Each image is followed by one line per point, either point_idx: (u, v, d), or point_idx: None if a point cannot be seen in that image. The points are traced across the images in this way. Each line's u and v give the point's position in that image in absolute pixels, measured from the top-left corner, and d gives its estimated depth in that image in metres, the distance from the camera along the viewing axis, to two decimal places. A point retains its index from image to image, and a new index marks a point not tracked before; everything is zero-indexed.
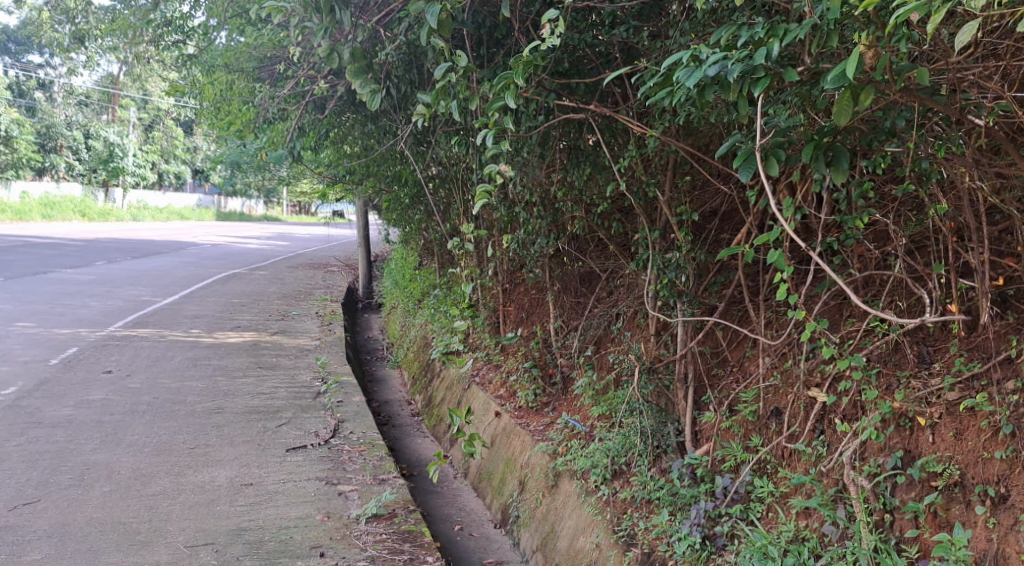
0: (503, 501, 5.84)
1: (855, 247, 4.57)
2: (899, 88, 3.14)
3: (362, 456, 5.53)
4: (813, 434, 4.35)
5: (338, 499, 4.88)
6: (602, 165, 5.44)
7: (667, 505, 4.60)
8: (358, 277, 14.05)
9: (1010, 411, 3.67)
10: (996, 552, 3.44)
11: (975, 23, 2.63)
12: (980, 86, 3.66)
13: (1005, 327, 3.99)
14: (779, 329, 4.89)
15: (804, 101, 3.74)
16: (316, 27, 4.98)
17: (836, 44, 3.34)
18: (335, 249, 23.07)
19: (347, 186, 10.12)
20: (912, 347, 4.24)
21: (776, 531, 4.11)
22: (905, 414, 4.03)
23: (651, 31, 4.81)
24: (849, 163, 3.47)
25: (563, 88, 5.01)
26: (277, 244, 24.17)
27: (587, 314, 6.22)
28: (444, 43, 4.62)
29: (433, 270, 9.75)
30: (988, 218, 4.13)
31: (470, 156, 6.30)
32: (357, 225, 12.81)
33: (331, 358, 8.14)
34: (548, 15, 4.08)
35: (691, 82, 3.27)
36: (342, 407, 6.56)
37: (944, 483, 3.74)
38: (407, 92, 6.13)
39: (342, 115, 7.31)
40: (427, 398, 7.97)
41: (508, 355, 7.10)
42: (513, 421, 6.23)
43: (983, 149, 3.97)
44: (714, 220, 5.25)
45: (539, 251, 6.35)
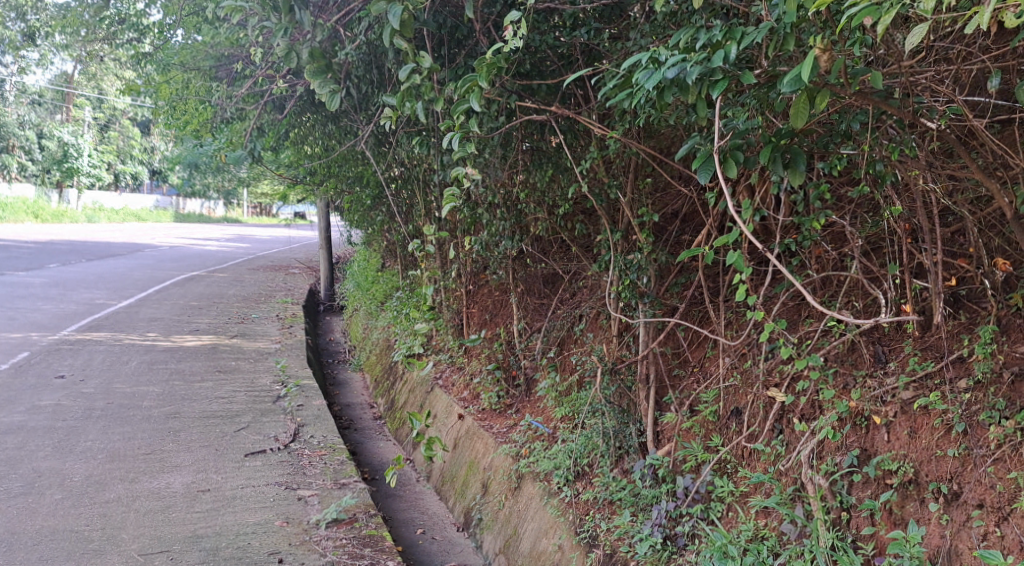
0: (466, 503, 5.81)
1: (813, 248, 4.63)
2: (854, 91, 3.20)
3: (323, 460, 5.47)
4: (771, 434, 4.40)
5: (297, 504, 4.82)
6: (565, 166, 5.47)
7: (629, 505, 4.63)
8: (320, 279, 13.92)
9: (962, 409, 3.76)
10: (949, 548, 3.52)
11: (925, 26, 2.70)
12: (933, 90, 3.74)
13: (958, 326, 4.07)
14: (739, 329, 4.93)
15: (762, 104, 3.79)
16: (274, 26, 4.91)
17: (793, 47, 3.40)
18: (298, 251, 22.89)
19: (308, 187, 9.99)
20: (868, 346, 4.30)
21: (736, 531, 4.15)
22: (861, 413, 4.09)
23: (613, 33, 4.81)
24: (806, 165, 3.52)
25: (525, 89, 5.00)
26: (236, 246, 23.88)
27: (551, 315, 6.23)
28: (405, 43, 4.58)
29: (396, 272, 9.69)
30: (942, 220, 4.21)
31: (431, 156, 6.26)
32: (319, 227, 12.69)
33: (292, 362, 8.01)
34: (510, 16, 4.09)
35: (650, 83, 3.30)
36: (302, 411, 6.47)
37: (899, 480, 3.81)
38: (367, 93, 6.08)
39: (302, 115, 7.22)
40: (390, 401, 7.91)
41: (471, 357, 7.06)
42: (476, 423, 6.21)
43: (937, 152, 4.06)
44: (676, 221, 5.28)
45: (503, 253, 6.29)
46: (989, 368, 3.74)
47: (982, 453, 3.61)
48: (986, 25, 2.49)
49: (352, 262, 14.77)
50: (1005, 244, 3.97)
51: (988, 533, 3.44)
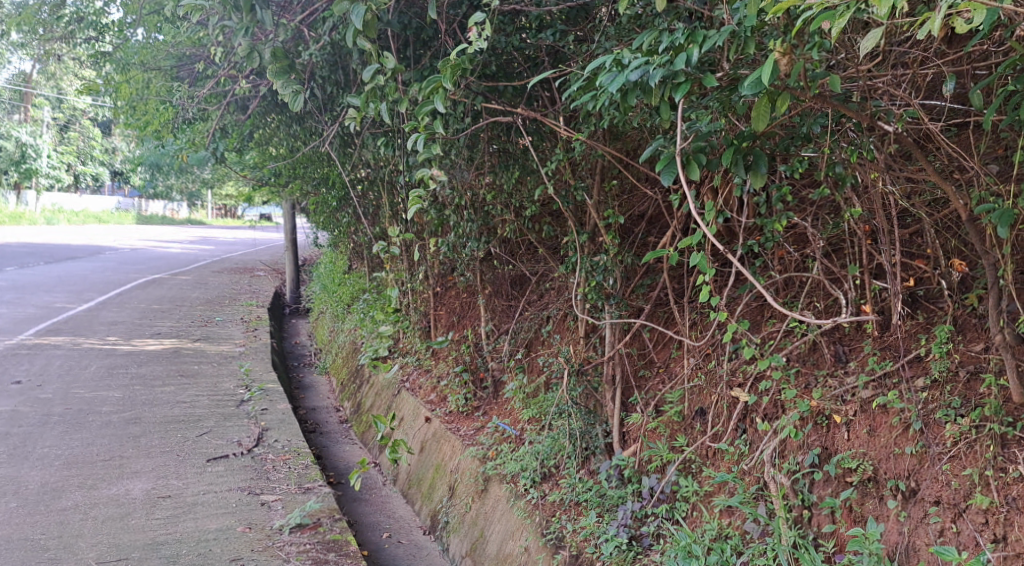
0: (432, 507, 5.79)
1: (776, 250, 4.68)
2: (813, 94, 3.26)
3: (287, 465, 5.41)
4: (735, 433, 4.44)
5: (260, 509, 4.76)
6: (531, 169, 5.47)
7: (595, 506, 4.64)
8: (286, 281, 13.79)
9: (920, 407, 3.83)
10: (907, 544, 3.59)
11: (881, 31, 2.78)
12: (891, 94, 3.82)
13: (915, 326, 4.14)
14: (703, 330, 4.98)
15: (724, 107, 3.82)
16: (235, 25, 4.84)
17: (753, 51, 3.45)
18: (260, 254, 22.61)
19: (273, 189, 9.90)
20: (829, 346, 4.36)
21: (700, 530, 4.19)
22: (822, 412, 4.15)
23: (578, 36, 4.81)
24: (767, 168, 3.57)
25: (491, 91, 4.96)
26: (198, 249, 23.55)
27: (518, 317, 6.24)
28: (369, 43, 4.55)
29: (363, 274, 9.64)
30: (900, 221, 4.29)
31: (396, 158, 6.23)
32: (284, 229, 12.58)
33: (256, 366, 7.92)
34: (474, 17, 4.08)
35: (613, 86, 3.34)
36: (266, 415, 6.40)
37: (859, 478, 3.87)
38: (332, 93, 6.03)
39: (266, 115, 7.14)
40: (357, 404, 7.86)
41: (438, 360, 7.03)
42: (443, 426, 6.18)
43: (895, 155, 4.14)
44: (642, 223, 5.31)
45: (470, 255, 6.28)
46: (945, 367, 3.82)
47: (938, 450, 3.69)
48: (934, 30, 2.55)
49: (318, 264, 14.66)
50: (961, 245, 4.05)
51: (944, 529, 3.52)
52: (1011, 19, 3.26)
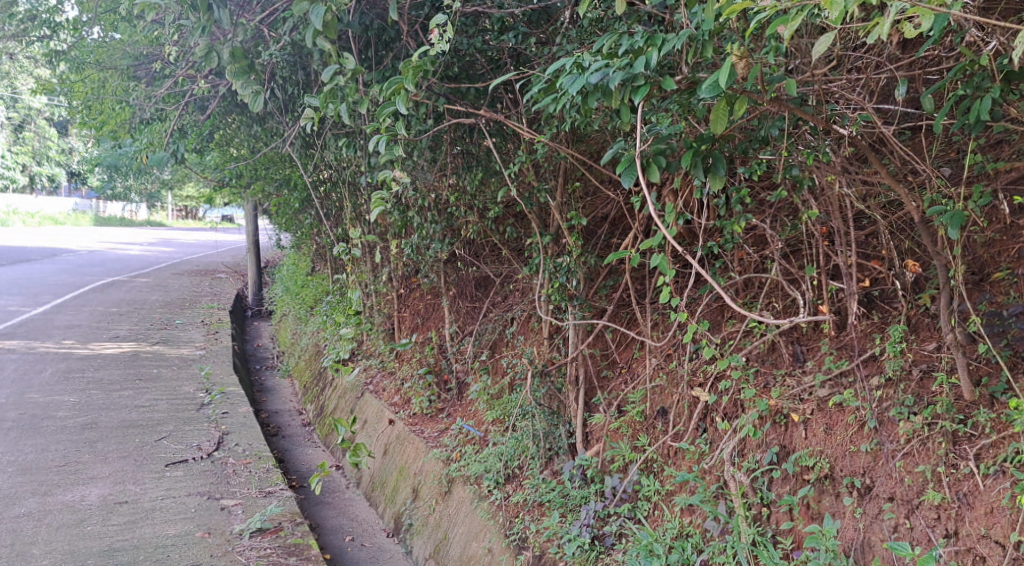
0: (396, 509, 5.77)
1: (736, 251, 4.74)
2: (770, 98, 3.31)
3: (248, 469, 5.35)
4: (696, 432, 4.49)
5: (220, 514, 4.71)
6: (495, 170, 5.46)
7: (559, 506, 4.67)
8: (249, 284, 13.62)
9: (875, 405, 3.91)
10: (863, 540, 3.66)
11: (831, 34, 2.82)
12: (845, 98, 3.89)
13: (870, 326, 4.21)
14: (665, 331, 5.02)
15: (684, 110, 3.86)
16: (191, 25, 4.77)
17: (711, 54, 3.48)
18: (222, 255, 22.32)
19: (233, 190, 9.77)
20: (787, 346, 4.43)
21: (662, 529, 4.24)
22: (781, 411, 4.21)
23: (540, 38, 4.82)
24: (725, 170, 3.61)
25: (453, 93, 4.94)
26: (159, 251, 23.21)
27: (483, 319, 6.25)
28: (329, 44, 4.52)
29: (326, 276, 9.58)
30: (856, 223, 4.37)
31: (358, 159, 6.19)
32: (246, 230, 12.41)
33: (217, 369, 7.82)
34: (435, 19, 4.08)
35: (574, 88, 3.37)
36: (227, 419, 6.32)
37: (816, 475, 3.93)
38: (293, 94, 5.97)
39: (226, 115, 7.04)
40: (320, 407, 7.80)
41: (402, 362, 7.00)
42: (406, 429, 6.16)
43: (851, 158, 4.22)
44: (605, 224, 5.33)
45: (434, 257, 6.27)
46: (899, 365, 3.90)
47: (892, 447, 3.76)
48: (883, 34, 2.60)
49: (281, 266, 14.52)
50: (914, 246, 4.13)
51: (898, 525, 3.60)
52: (959, 25, 3.35)
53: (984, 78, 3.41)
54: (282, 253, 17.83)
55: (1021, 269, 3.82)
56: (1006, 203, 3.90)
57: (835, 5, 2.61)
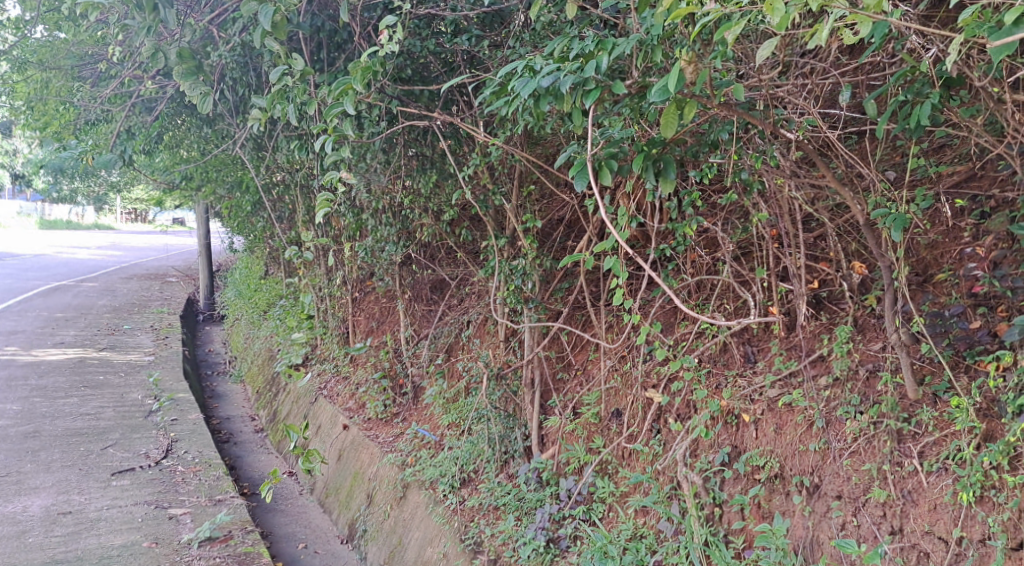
0: (350, 515, 5.71)
1: (689, 253, 4.79)
2: (719, 102, 3.36)
3: (197, 476, 5.25)
4: (650, 433, 4.52)
5: (168, 523, 4.62)
6: (450, 173, 5.43)
7: (514, 510, 4.67)
8: (200, 288, 13.37)
9: (823, 404, 3.98)
10: (812, 538, 3.72)
11: (775, 40, 2.86)
12: (793, 102, 3.96)
13: (819, 327, 4.28)
14: (619, 332, 5.05)
15: (636, 113, 3.89)
16: (136, 25, 4.68)
17: (660, 59, 3.51)
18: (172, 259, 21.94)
19: (184, 193, 9.59)
20: (738, 347, 4.48)
21: (616, 530, 4.26)
22: (732, 411, 4.26)
23: (494, 41, 4.81)
24: (676, 174, 3.63)
25: (407, 95, 4.90)
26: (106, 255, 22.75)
27: (439, 322, 6.22)
28: (279, 45, 4.47)
29: (280, 280, 9.48)
30: (805, 225, 4.44)
31: (310, 161, 6.12)
32: (197, 233, 12.22)
33: (166, 375, 7.65)
34: (386, 21, 4.05)
35: (526, 91, 3.38)
36: (176, 426, 6.19)
37: (766, 475, 3.99)
38: (243, 95, 5.88)
39: (174, 117, 6.90)
40: (273, 412, 7.69)
41: (357, 366, 6.95)
42: (361, 434, 6.12)
43: (800, 162, 4.29)
44: (560, 227, 5.35)
45: (388, 260, 6.22)
46: (846, 365, 3.98)
47: (840, 446, 3.83)
48: (823, 40, 2.65)
49: (233, 269, 14.32)
50: (861, 248, 4.22)
51: (846, 523, 3.66)
52: (901, 32, 3.43)
53: (924, 84, 3.50)
54: (235, 256, 17.58)
55: (961, 270, 3.89)
56: (948, 206, 4.05)
57: (776, 11, 2.65)
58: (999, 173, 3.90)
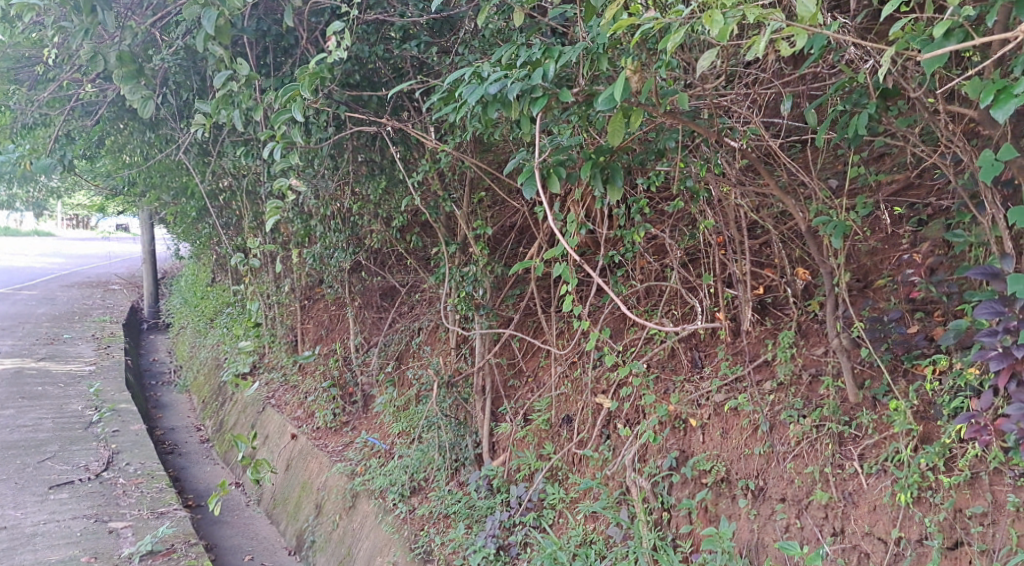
0: (298, 526, 5.63)
1: (638, 260, 4.84)
2: (664, 111, 3.40)
3: (139, 489, 5.12)
4: (600, 439, 4.55)
5: (108, 537, 4.51)
6: (399, 179, 5.40)
7: (464, 518, 4.65)
8: (144, 296, 13.08)
9: (768, 409, 4.04)
10: (757, 540, 3.77)
11: (715, 51, 2.91)
12: (737, 112, 4.03)
13: (764, 332, 4.35)
14: (569, 338, 5.07)
15: (584, 121, 3.92)
16: (75, 27, 4.57)
17: (606, 67, 3.54)
18: (116, 266, 21.42)
19: (127, 199, 9.38)
20: (686, 353, 4.54)
21: (566, 536, 4.26)
22: (679, 416, 4.32)
23: (443, 47, 4.80)
24: (623, 182, 3.66)
25: (355, 101, 4.86)
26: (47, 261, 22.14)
27: (388, 330, 6.19)
28: (223, 50, 4.41)
29: (227, 287, 9.35)
30: (750, 232, 4.52)
31: (257, 167, 6.03)
32: (141, 240, 11.97)
33: (107, 386, 7.44)
34: (332, 27, 4.03)
35: (473, 98, 3.37)
36: (118, 437, 6.04)
37: (713, 479, 4.03)
38: (187, 100, 5.78)
39: (116, 121, 6.75)
40: (219, 422, 7.56)
41: (305, 375, 6.87)
42: (310, 443, 6.05)
43: (745, 170, 4.37)
44: (511, 234, 5.36)
45: (337, 267, 6.16)
46: (790, 369, 4.06)
47: (783, 450, 3.90)
48: (760, 52, 2.71)
49: (179, 277, 14.06)
50: (804, 255, 4.30)
51: (790, 525, 3.72)
52: (839, 44, 3.51)
53: (861, 95, 3.61)
54: (181, 263, 17.24)
55: (899, 276, 3.99)
56: (887, 214, 4.17)
57: (715, 23, 2.71)
58: (935, 183, 4.03)
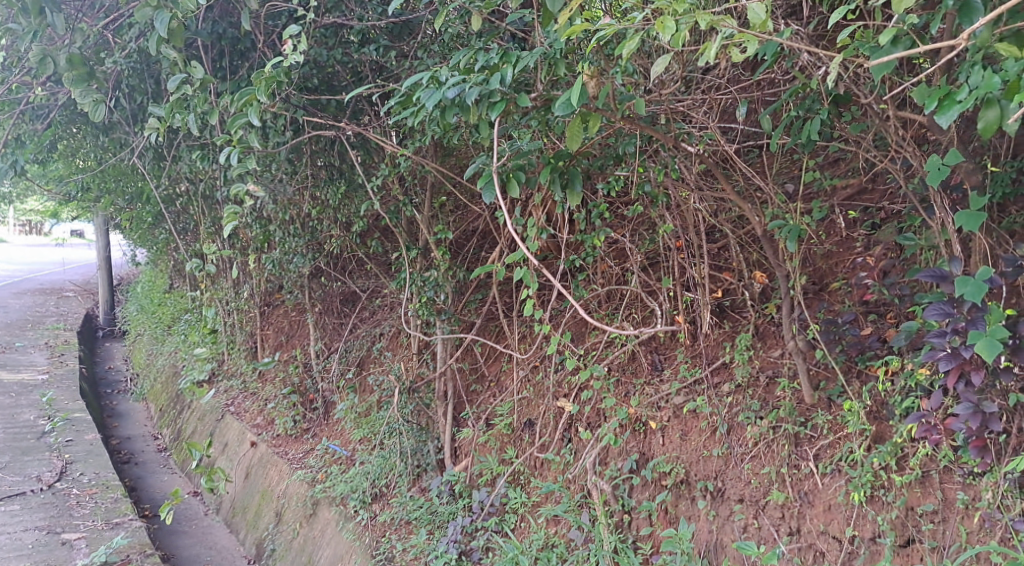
0: (258, 535, 5.57)
1: (599, 264, 4.86)
2: (621, 116, 3.41)
3: (93, 499, 5.02)
4: (561, 442, 4.56)
5: (61, 549, 4.43)
6: (359, 184, 5.38)
7: (426, 524, 4.64)
8: (99, 303, 12.85)
9: (725, 411, 4.09)
10: (716, 541, 3.81)
11: (669, 56, 2.93)
12: (694, 117, 4.08)
13: (722, 335, 4.39)
14: (531, 343, 5.07)
15: (542, 126, 3.93)
16: (23, 29, 4.48)
17: (564, 73, 3.55)
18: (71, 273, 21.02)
19: (81, 205, 9.22)
20: (646, 356, 4.57)
21: (528, 540, 4.26)
22: (639, 419, 4.35)
23: (401, 51, 4.79)
24: (582, 186, 3.67)
25: (313, 105, 4.83)
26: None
27: (349, 336, 6.15)
28: (177, 53, 4.35)
29: (185, 293, 9.22)
30: (709, 236, 4.57)
31: (214, 172, 5.96)
32: (97, 246, 11.77)
33: (60, 395, 7.29)
34: (289, 30, 4.00)
35: (430, 103, 3.36)
36: (71, 447, 5.92)
37: (672, 481, 4.06)
38: (142, 103, 5.69)
39: (68, 125, 6.63)
40: (177, 431, 7.44)
41: (265, 382, 6.81)
42: (270, 451, 5.99)
43: (703, 175, 4.42)
44: (473, 239, 5.35)
45: (296, 272, 6.10)
46: (747, 371, 4.11)
47: (741, 451, 3.94)
48: (712, 57, 2.74)
49: (135, 284, 13.84)
50: (761, 259, 4.35)
51: (747, 526, 3.76)
52: (792, 50, 3.57)
53: (814, 100, 3.67)
54: (138, 269, 16.95)
55: (853, 278, 4.06)
56: (842, 217, 4.25)
57: (667, 29, 2.73)
58: (888, 187, 4.10)
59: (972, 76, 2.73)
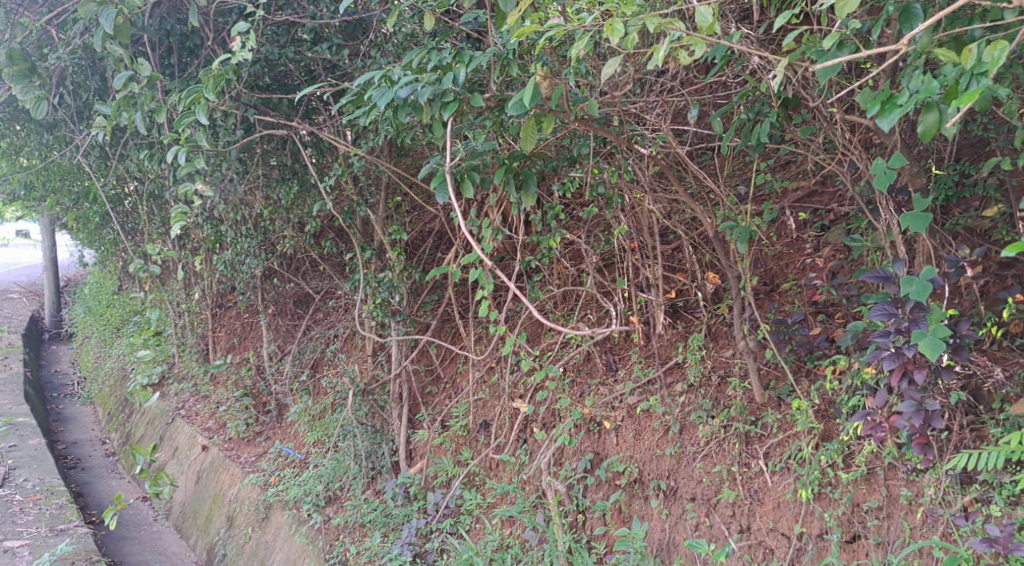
0: (209, 539, 5.49)
1: (555, 265, 4.88)
2: (574, 117, 3.42)
3: (37, 506, 4.90)
4: (517, 443, 4.57)
5: (2, 557, 4.31)
6: (312, 184, 5.32)
7: (380, 526, 4.61)
8: (44, 304, 12.55)
9: (677, 411, 4.13)
10: (668, 540, 3.84)
11: (619, 58, 2.94)
12: (647, 119, 4.10)
13: (675, 335, 4.42)
14: (487, 344, 5.07)
15: (496, 127, 3.92)
16: None
17: (516, 73, 3.54)
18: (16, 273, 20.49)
19: (25, 204, 9.00)
20: (601, 356, 4.58)
21: (483, 541, 4.26)
22: (594, 419, 4.37)
23: (354, 50, 4.74)
24: (536, 187, 3.67)
25: (264, 103, 4.76)
26: None
27: (302, 338, 6.09)
28: (124, 49, 4.25)
29: (133, 295, 9.05)
30: (663, 238, 4.60)
31: (162, 171, 5.86)
32: (43, 246, 11.50)
33: (3, 400, 7.10)
34: (238, 27, 3.93)
35: (382, 102, 3.33)
36: (15, 452, 5.76)
37: (626, 481, 4.09)
38: (87, 100, 5.57)
39: (10, 122, 6.46)
40: (125, 435, 7.29)
41: (217, 384, 6.71)
42: (221, 454, 5.91)
43: (656, 176, 4.45)
44: (428, 240, 5.33)
45: (249, 274, 6.03)
46: (699, 371, 4.15)
47: (693, 450, 3.98)
48: (661, 60, 2.75)
49: (82, 285, 13.55)
50: (714, 259, 4.39)
51: (699, 524, 3.80)
52: (742, 53, 3.61)
53: (764, 103, 3.71)
54: (86, 270, 16.60)
55: (803, 279, 4.12)
56: (792, 219, 4.30)
57: (616, 31, 2.74)
58: (837, 189, 4.18)
59: (912, 81, 2.77)
